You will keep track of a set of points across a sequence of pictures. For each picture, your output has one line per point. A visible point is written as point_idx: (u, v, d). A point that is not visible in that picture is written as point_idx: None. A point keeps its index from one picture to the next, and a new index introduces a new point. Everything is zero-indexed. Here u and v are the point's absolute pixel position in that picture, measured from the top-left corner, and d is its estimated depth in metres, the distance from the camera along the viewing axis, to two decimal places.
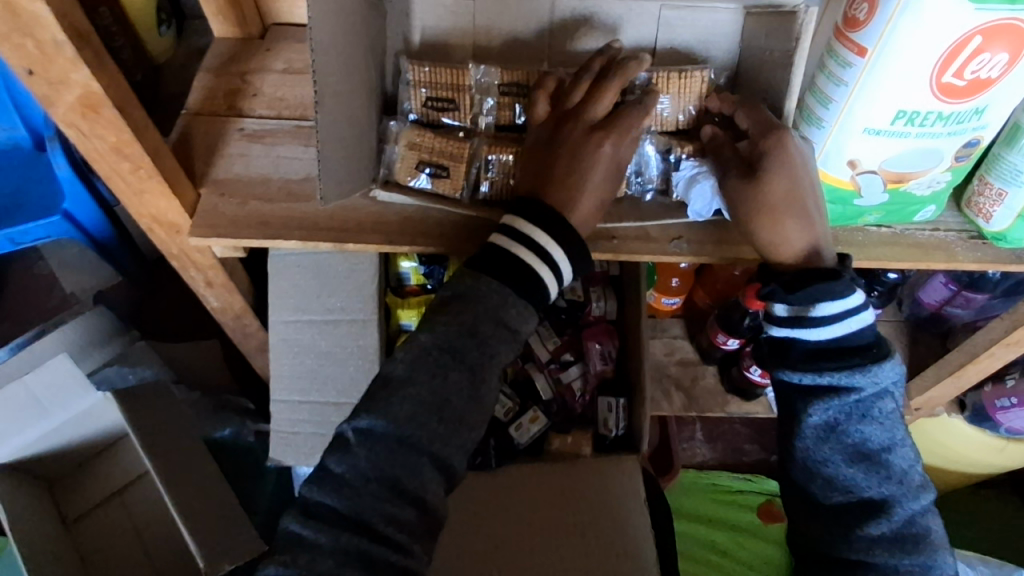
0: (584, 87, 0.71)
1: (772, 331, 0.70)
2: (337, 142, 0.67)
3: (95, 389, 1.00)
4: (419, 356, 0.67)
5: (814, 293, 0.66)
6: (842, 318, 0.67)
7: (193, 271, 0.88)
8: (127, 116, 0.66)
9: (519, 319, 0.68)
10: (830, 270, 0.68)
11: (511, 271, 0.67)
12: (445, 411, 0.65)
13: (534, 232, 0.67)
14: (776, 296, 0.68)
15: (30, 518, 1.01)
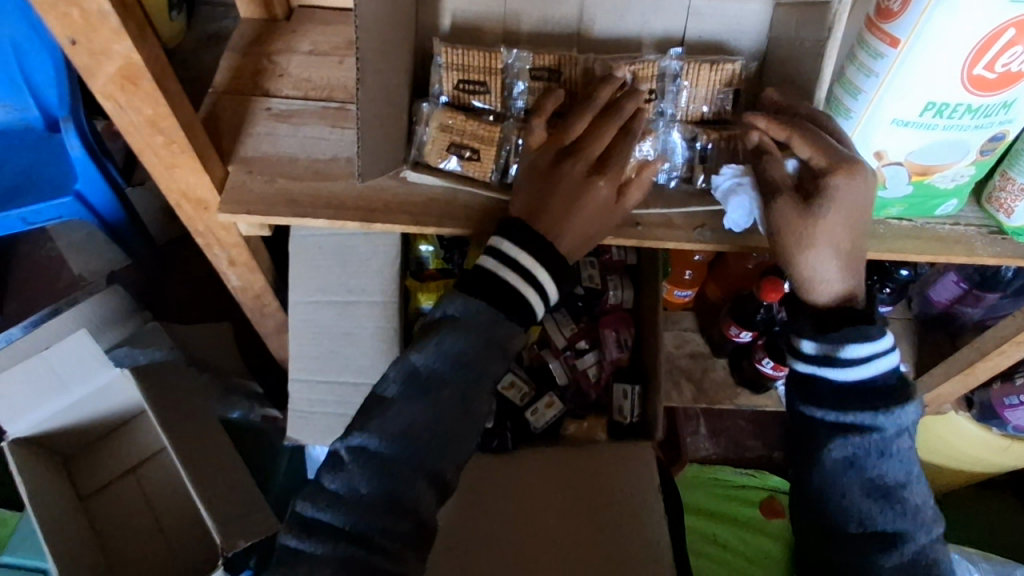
0: (587, 119, 0.70)
1: (797, 366, 0.72)
2: (373, 121, 0.68)
3: (114, 366, 1.00)
4: (411, 375, 0.69)
5: (843, 333, 0.68)
6: (870, 360, 0.68)
7: (217, 248, 0.89)
8: (164, 89, 0.67)
9: (507, 337, 0.69)
10: (864, 313, 0.69)
11: (499, 294, 0.68)
12: (438, 429, 0.68)
13: (527, 258, 0.67)
14: (805, 335, 0.70)
15: (49, 491, 1.02)
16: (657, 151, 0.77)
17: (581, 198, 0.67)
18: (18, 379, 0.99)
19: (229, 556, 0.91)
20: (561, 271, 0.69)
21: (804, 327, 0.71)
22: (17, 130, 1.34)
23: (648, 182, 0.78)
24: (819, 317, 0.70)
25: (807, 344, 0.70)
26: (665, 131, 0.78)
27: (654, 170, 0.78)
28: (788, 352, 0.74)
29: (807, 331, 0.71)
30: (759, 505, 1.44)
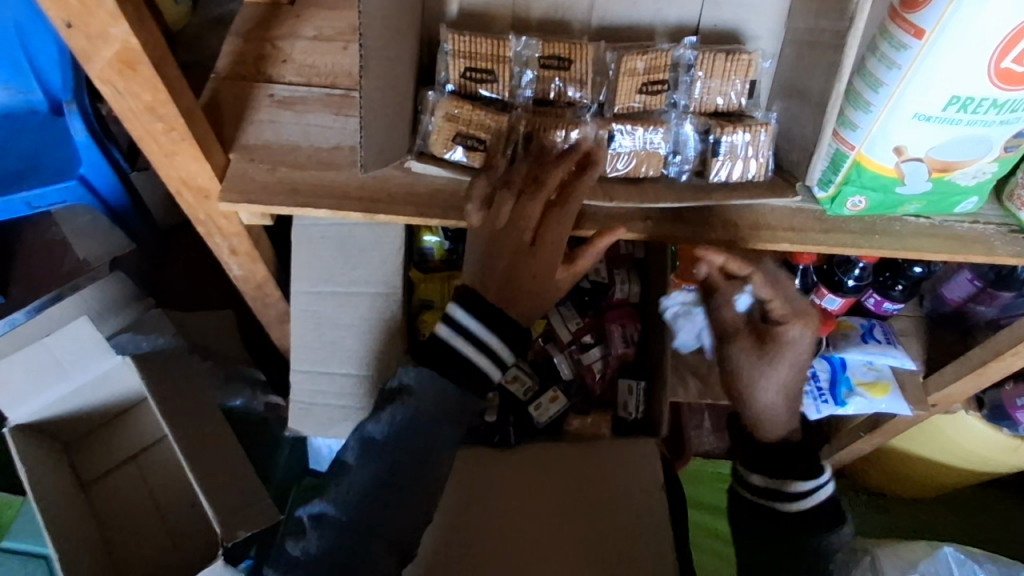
0: (509, 207, 0.70)
1: (752, 495, 0.95)
2: (378, 110, 0.66)
3: (116, 355, 1.00)
4: (369, 446, 0.78)
5: (787, 482, 0.92)
6: (811, 499, 0.92)
7: (218, 237, 0.88)
8: (163, 75, 0.65)
9: (455, 399, 0.78)
10: (809, 463, 0.92)
11: (445, 364, 0.77)
12: (391, 489, 0.75)
13: (478, 328, 0.75)
14: (754, 474, 0.94)
15: (51, 478, 1.02)
16: (669, 144, 0.75)
17: (519, 272, 0.72)
18: (21, 366, 0.98)
19: (229, 546, 0.91)
20: (508, 331, 0.75)
21: (756, 465, 0.94)
22: (20, 114, 1.32)
23: (659, 176, 0.76)
24: (761, 457, 0.94)
25: (755, 478, 0.94)
26: (678, 123, 0.76)
27: (666, 163, 0.76)
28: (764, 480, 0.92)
29: (758, 471, 0.94)
30: None
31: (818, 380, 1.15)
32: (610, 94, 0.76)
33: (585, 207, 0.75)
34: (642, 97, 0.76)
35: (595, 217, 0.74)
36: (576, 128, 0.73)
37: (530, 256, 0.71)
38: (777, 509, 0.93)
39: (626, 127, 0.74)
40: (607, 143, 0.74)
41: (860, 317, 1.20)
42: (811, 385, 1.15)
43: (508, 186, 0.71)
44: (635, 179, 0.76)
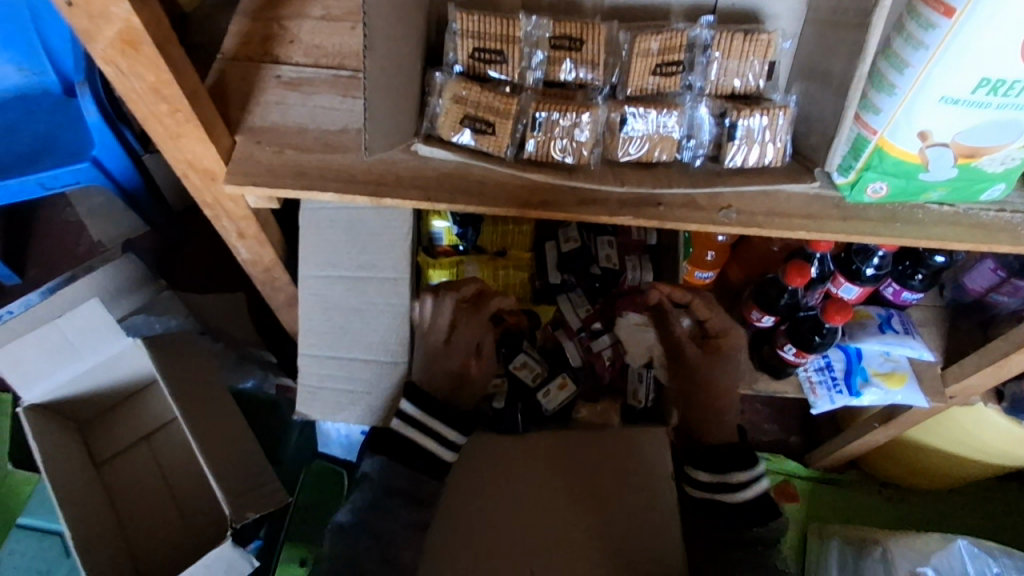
0: (545, 113, 0.71)
1: (694, 491, 0.95)
2: (384, 92, 0.65)
3: (127, 336, 1.00)
4: (343, 530, 0.90)
5: (729, 475, 0.92)
6: (749, 490, 0.92)
7: (226, 221, 0.87)
8: (166, 55, 0.64)
9: (411, 483, 0.91)
10: (744, 452, 0.95)
11: (403, 450, 0.92)
12: (359, 570, 0.87)
13: (419, 414, 0.91)
14: (701, 470, 0.94)
15: (65, 457, 1.03)
16: (684, 127, 0.74)
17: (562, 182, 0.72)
18: (32, 344, 0.98)
19: (238, 527, 0.91)
20: (456, 420, 0.92)
21: (699, 462, 0.95)
22: (34, 93, 1.34)
23: (673, 161, 0.74)
24: (706, 454, 0.96)
25: (703, 475, 0.94)
26: (692, 106, 0.74)
27: (679, 148, 0.74)
28: (700, 478, 0.94)
29: (702, 468, 0.94)
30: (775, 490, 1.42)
31: (832, 369, 1.15)
32: (623, 76, 0.74)
33: (597, 192, 0.72)
34: (656, 78, 0.73)
35: (606, 201, 0.71)
36: (587, 111, 0.71)
37: (571, 173, 0.72)
38: (724, 501, 0.92)
39: (638, 110, 0.72)
40: (618, 126, 0.72)
41: (878, 307, 1.18)
42: (825, 374, 1.15)
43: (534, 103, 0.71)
44: (648, 164, 0.74)
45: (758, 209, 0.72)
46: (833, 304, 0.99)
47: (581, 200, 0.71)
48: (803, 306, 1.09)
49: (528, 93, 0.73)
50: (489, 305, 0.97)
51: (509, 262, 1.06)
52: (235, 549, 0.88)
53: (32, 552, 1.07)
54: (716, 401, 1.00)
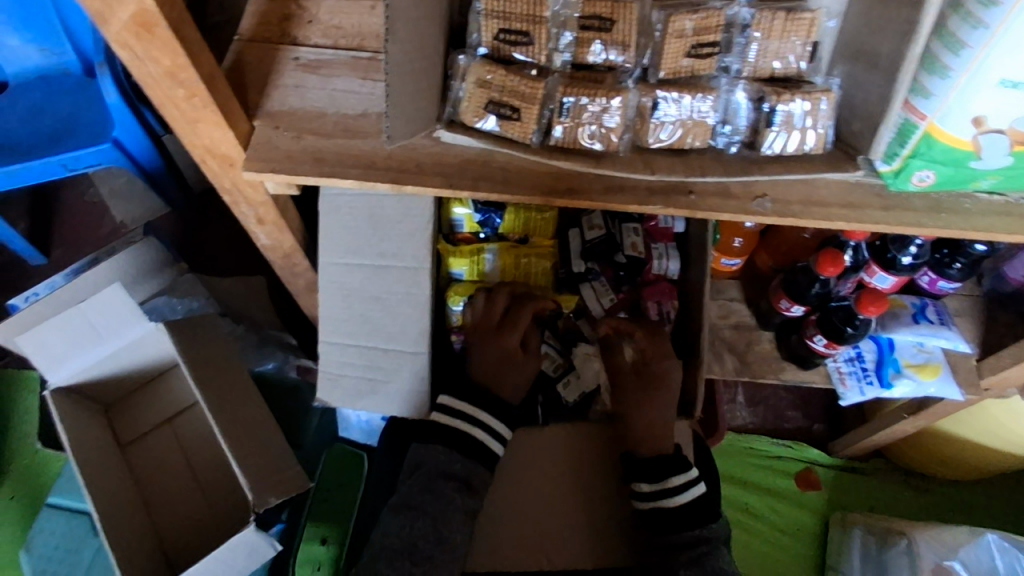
0: (575, 95, 0.68)
1: (639, 503, 0.91)
2: (408, 75, 0.63)
3: (148, 321, 0.99)
4: (394, 516, 0.89)
5: (667, 479, 0.91)
6: (686, 491, 0.91)
7: (245, 207, 0.86)
8: (182, 38, 0.62)
9: (468, 471, 0.92)
10: (676, 456, 0.93)
11: (458, 442, 0.93)
12: (416, 555, 0.86)
13: (459, 402, 0.95)
14: (642, 481, 0.91)
15: (91, 439, 1.04)
16: (719, 111, 0.70)
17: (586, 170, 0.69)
18: (55, 328, 0.97)
19: (260, 513, 0.91)
20: (499, 409, 0.96)
21: (639, 473, 0.91)
22: (55, 75, 1.33)
23: (706, 147, 0.71)
24: (645, 464, 0.91)
25: (644, 485, 0.91)
26: (728, 90, 0.71)
27: (713, 133, 0.71)
28: (642, 488, 0.91)
29: (642, 478, 0.91)
30: (796, 477, 1.40)
31: (862, 360, 1.12)
32: (655, 57, 0.71)
33: (626, 179, 0.69)
34: (689, 61, 0.70)
35: (635, 189, 0.68)
36: (618, 96, 0.68)
37: (600, 160, 0.69)
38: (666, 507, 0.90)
39: (670, 95, 0.69)
40: (649, 112, 0.69)
41: (912, 296, 1.14)
42: (855, 365, 1.12)
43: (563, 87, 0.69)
44: (679, 150, 0.71)
45: (797, 197, 0.69)
46: (868, 294, 0.95)
47: (607, 188, 0.69)
48: (835, 295, 1.06)
49: (557, 76, 0.70)
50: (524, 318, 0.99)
51: (532, 251, 1.03)
52: (257, 534, 0.88)
53: (61, 531, 1.08)
54: (653, 424, 0.95)
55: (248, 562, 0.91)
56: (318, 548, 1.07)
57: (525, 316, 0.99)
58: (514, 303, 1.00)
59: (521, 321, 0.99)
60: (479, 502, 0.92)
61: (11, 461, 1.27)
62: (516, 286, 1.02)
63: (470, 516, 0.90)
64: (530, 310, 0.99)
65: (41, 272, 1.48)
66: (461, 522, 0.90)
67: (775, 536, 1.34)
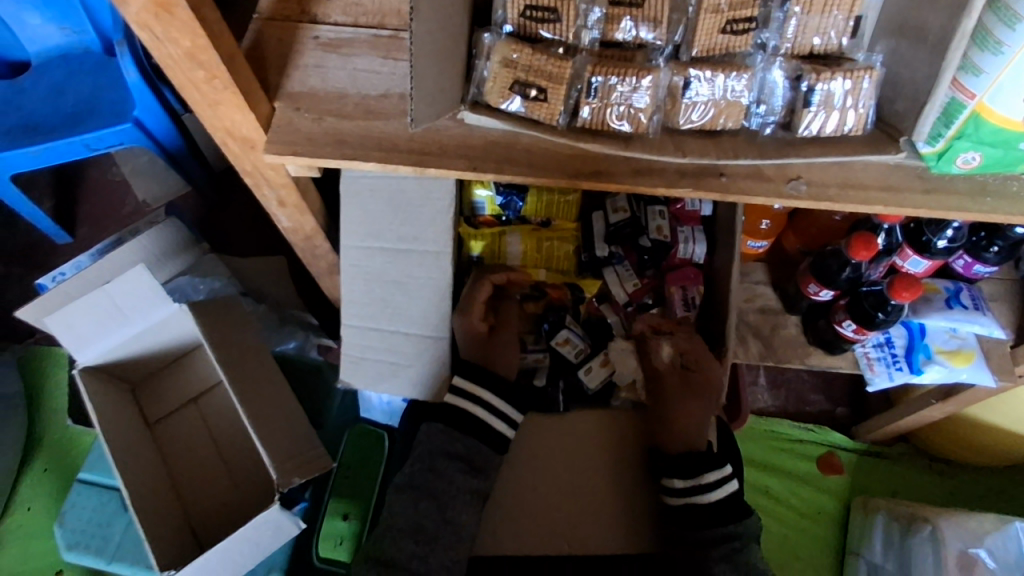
0: (604, 74, 0.66)
1: (672, 500, 0.90)
2: (432, 56, 0.61)
3: (173, 302, 0.99)
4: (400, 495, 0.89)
5: (702, 475, 0.89)
6: (722, 489, 0.89)
7: (266, 189, 0.86)
8: (202, 18, 0.61)
9: (469, 450, 0.91)
10: (710, 453, 0.92)
11: (459, 420, 0.92)
12: (421, 534, 0.85)
13: (466, 384, 0.93)
14: (675, 477, 0.90)
15: (119, 418, 1.06)
16: (753, 91, 0.67)
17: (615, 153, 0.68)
18: (82, 308, 0.97)
19: (284, 492, 0.92)
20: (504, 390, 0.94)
21: (671, 468, 0.91)
22: (74, 54, 1.33)
23: (740, 128, 0.69)
24: (677, 461, 0.91)
25: (677, 481, 0.90)
26: (764, 68, 0.68)
27: (747, 114, 0.69)
28: (676, 484, 0.90)
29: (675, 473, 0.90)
30: (817, 461, 1.33)
31: (892, 346, 1.09)
32: (688, 34, 0.68)
33: (654, 161, 0.68)
34: (725, 37, 0.67)
35: (663, 171, 0.67)
36: (649, 75, 0.65)
37: (630, 141, 0.67)
38: (700, 503, 0.89)
39: (703, 73, 0.66)
40: (680, 91, 0.67)
41: (947, 280, 1.10)
42: (884, 351, 1.09)
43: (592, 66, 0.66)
44: (711, 132, 0.69)
45: (829, 179, 0.67)
46: (902, 280, 0.92)
47: (634, 170, 0.67)
48: (866, 280, 1.03)
49: (584, 55, 0.67)
50: (482, 293, 0.98)
51: (554, 234, 1.03)
52: (283, 512, 0.89)
53: (93, 506, 1.11)
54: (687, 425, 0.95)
55: (273, 540, 0.92)
56: (341, 523, 1.05)
57: (484, 288, 0.98)
58: (477, 279, 1.00)
59: (480, 293, 0.98)
60: (484, 482, 0.90)
61: (43, 436, 1.28)
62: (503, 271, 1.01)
63: (477, 496, 0.89)
64: (486, 285, 0.98)
65: (66, 250, 1.49)
66: (465, 501, 0.88)
67: (794, 522, 1.28)
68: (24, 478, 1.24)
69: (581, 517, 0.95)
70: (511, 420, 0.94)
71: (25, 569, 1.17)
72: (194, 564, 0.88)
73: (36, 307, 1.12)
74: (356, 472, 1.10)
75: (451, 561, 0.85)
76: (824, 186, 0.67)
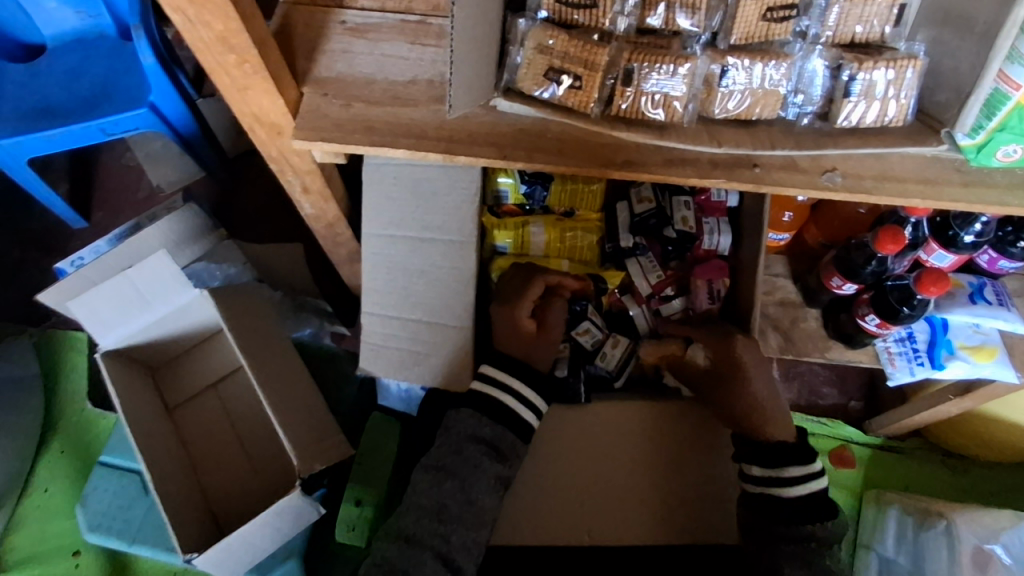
0: (643, 60, 0.65)
1: (750, 487, 0.88)
2: (468, 41, 0.61)
3: (194, 288, 0.99)
4: (422, 475, 0.87)
5: (783, 468, 0.86)
6: (804, 484, 0.85)
7: (291, 175, 0.85)
8: (235, 2, 0.60)
9: (497, 436, 0.89)
10: (799, 446, 0.87)
11: (491, 408, 0.90)
12: (444, 514, 0.84)
13: (496, 372, 0.91)
14: (752, 464, 0.88)
15: (142, 402, 1.06)
16: (791, 81, 0.67)
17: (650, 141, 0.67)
18: (105, 293, 0.97)
19: (306, 477, 0.91)
20: (532, 380, 0.92)
21: (749, 455, 0.89)
22: (91, 38, 1.33)
23: (775, 118, 0.68)
24: (755, 446, 0.88)
25: (755, 469, 0.87)
26: (803, 57, 0.67)
27: (784, 104, 0.68)
28: (751, 469, 0.88)
29: (754, 461, 0.88)
30: (831, 455, 1.30)
31: (913, 341, 1.08)
32: (727, 21, 0.66)
33: (687, 151, 0.67)
34: (765, 24, 0.66)
35: (696, 161, 0.67)
36: (687, 62, 0.64)
37: (665, 131, 0.67)
38: (778, 496, 0.85)
39: (741, 61, 0.65)
40: (717, 80, 0.66)
41: (970, 275, 1.07)
42: (905, 345, 1.08)
43: (631, 51, 0.65)
44: (745, 121, 0.68)
45: (864, 171, 0.66)
46: (928, 274, 0.90)
47: (667, 160, 0.67)
48: (891, 274, 1.02)
49: (620, 41, 0.67)
50: (532, 286, 0.94)
51: (577, 224, 1.02)
52: (303, 498, 0.89)
53: (114, 489, 1.12)
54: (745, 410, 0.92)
55: (293, 524, 0.93)
56: (354, 510, 1.05)
57: (535, 284, 0.95)
58: (522, 277, 0.97)
59: (531, 289, 0.94)
60: (510, 469, 0.89)
61: (61, 420, 1.28)
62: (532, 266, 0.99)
63: (501, 482, 0.88)
64: (540, 282, 0.95)
65: (82, 234, 1.49)
66: (490, 486, 0.87)
67: None
68: (43, 460, 1.24)
69: (604, 508, 0.96)
70: (537, 411, 0.93)
71: (45, 549, 1.19)
72: (216, 547, 0.88)
73: (55, 292, 1.13)
74: (370, 459, 1.09)
75: (472, 543, 0.84)
76: (859, 176, 0.66)
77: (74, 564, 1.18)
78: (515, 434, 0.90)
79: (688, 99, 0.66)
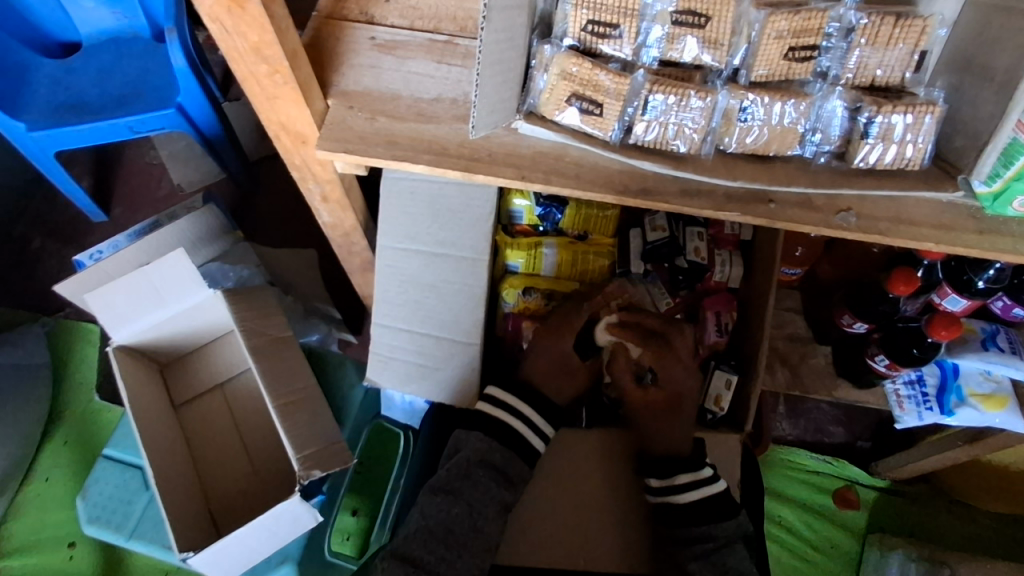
0: (665, 88, 0.66)
1: (652, 497, 0.92)
2: (494, 65, 0.63)
3: (208, 287, 1.00)
4: (428, 498, 0.86)
5: (674, 477, 0.91)
6: (693, 487, 0.89)
7: (311, 184, 0.86)
8: (271, 14, 0.62)
9: (505, 461, 0.89)
10: (692, 457, 0.93)
11: (503, 433, 0.91)
12: (450, 539, 0.84)
13: (512, 397, 0.93)
14: (649, 476, 0.93)
15: (150, 398, 1.07)
16: (812, 119, 0.67)
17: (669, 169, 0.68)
18: (121, 289, 0.97)
19: (306, 484, 0.91)
20: (542, 407, 0.94)
21: (649, 468, 0.93)
22: (125, 37, 1.37)
23: (793, 155, 0.69)
24: (657, 459, 0.93)
25: (653, 480, 0.92)
26: (823, 97, 0.68)
27: (802, 142, 0.69)
28: (650, 481, 0.93)
29: (652, 473, 0.93)
30: (834, 495, 1.28)
31: (923, 385, 1.05)
32: (749, 57, 0.68)
33: (705, 183, 0.68)
34: (786, 63, 0.67)
35: (712, 193, 0.67)
36: (708, 96, 0.66)
37: (685, 162, 0.68)
38: (674, 503, 0.90)
39: (760, 98, 0.66)
40: (736, 114, 0.67)
41: (983, 321, 1.04)
42: (914, 389, 1.06)
43: (654, 79, 0.67)
44: (762, 157, 0.69)
45: (879, 211, 0.67)
46: (939, 318, 0.90)
47: (683, 190, 0.67)
48: (901, 315, 1.01)
49: (643, 70, 0.68)
50: (578, 319, 0.97)
51: (590, 248, 1.04)
52: (302, 504, 0.88)
53: (116, 482, 1.13)
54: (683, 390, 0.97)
55: (290, 530, 0.92)
56: (350, 519, 1.06)
57: (584, 313, 0.98)
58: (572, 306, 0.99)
59: (577, 319, 0.97)
60: (516, 495, 0.89)
61: (68, 409, 1.30)
62: (561, 287, 1.04)
63: (505, 508, 0.87)
64: (587, 312, 0.98)
65: (101, 228, 1.51)
66: (495, 512, 0.86)
67: (810, 555, 1.23)
68: (46, 450, 1.25)
69: (603, 539, 0.94)
70: (546, 438, 0.94)
71: (42, 538, 1.19)
72: (213, 548, 0.87)
73: (73, 283, 1.14)
74: (371, 465, 1.11)
75: (475, 568, 0.84)
76: (874, 216, 0.66)
77: (69, 555, 1.18)
78: (525, 460, 0.91)
79: (705, 129, 0.67)
